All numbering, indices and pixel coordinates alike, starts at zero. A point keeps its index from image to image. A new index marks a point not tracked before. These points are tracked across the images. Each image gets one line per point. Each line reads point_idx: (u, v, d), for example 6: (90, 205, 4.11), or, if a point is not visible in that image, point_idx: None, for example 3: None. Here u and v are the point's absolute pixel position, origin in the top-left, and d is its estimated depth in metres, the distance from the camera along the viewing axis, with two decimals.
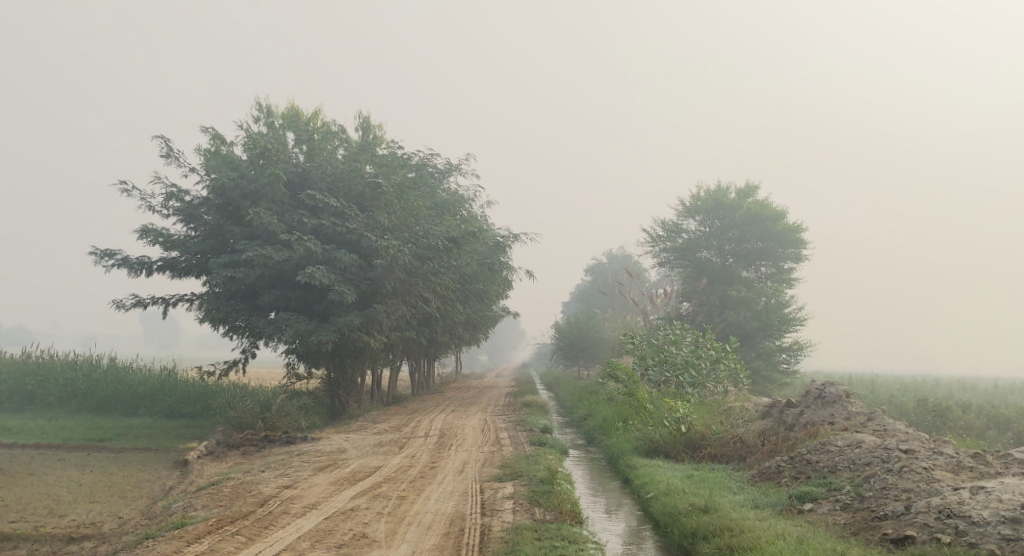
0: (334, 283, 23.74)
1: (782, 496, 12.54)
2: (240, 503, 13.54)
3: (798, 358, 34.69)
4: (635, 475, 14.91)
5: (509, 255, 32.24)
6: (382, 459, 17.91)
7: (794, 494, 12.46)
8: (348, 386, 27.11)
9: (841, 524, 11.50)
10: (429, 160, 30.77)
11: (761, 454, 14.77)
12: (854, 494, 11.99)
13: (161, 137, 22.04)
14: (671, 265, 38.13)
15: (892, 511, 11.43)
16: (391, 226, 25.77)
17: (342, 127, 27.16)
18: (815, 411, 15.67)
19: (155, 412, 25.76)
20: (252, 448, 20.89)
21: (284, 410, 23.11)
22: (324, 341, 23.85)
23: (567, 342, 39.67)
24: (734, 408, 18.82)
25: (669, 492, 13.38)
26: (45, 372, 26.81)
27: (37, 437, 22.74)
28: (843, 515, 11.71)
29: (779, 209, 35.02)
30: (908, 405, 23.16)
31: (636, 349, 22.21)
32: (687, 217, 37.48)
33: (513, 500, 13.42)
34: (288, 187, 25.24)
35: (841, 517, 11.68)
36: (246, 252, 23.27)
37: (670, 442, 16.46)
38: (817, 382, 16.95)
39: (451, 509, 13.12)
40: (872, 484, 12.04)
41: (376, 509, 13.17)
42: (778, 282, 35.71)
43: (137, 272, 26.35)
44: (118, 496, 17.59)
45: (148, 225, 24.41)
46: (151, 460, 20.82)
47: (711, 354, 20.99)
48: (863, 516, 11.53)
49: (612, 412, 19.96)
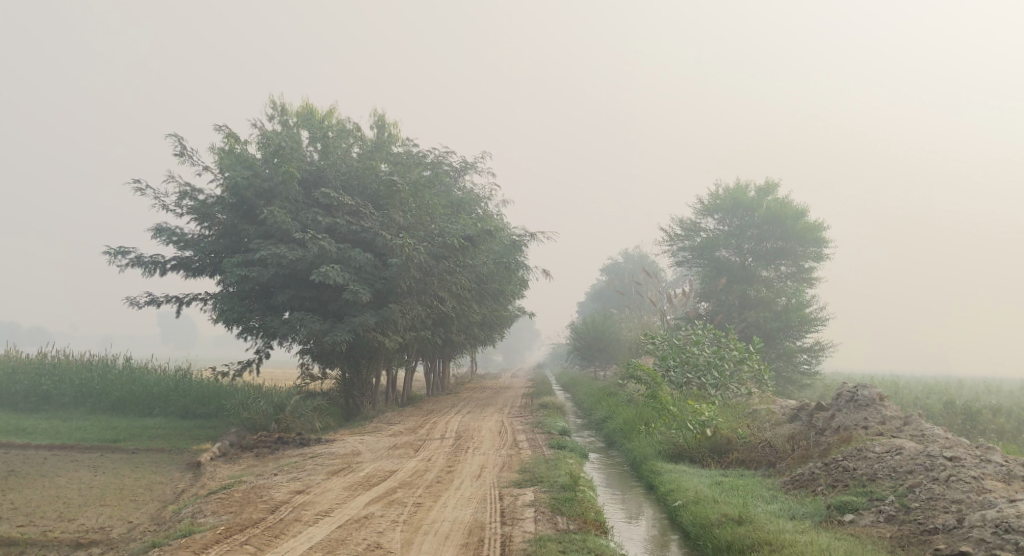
0: (349, 282, 23.31)
1: (820, 505, 11.97)
2: (251, 509, 13.06)
3: (819, 359, 33.94)
4: (661, 480, 14.34)
5: (525, 254, 31.71)
6: (397, 462, 17.41)
7: (833, 504, 11.87)
8: (363, 387, 26.66)
9: (888, 538, 10.93)
10: (444, 157, 30.28)
11: (793, 460, 14.20)
12: (899, 505, 11.40)
13: (176, 134, 21.99)
14: (689, 265, 37.54)
15: (943, 524, 10.84)
16: (406, 224, 25.30)
17: (356, 125, 26.76)
18: (847, 414, 15.04)
19: (170, 412, 25.40)
20: (266, 449, 20.45)
21: (298, 411, 22.68)
22: (339, 342, 23.41)
23: (583, 342, 39.16)
24: (760, 410, 18.22)
25: (698, 501, 12.81)
26: (60, 371, 26.49)
27: (50, 438, 22.38)
28: (887, 528, 11.13)
29: (800, 208, 34.31)
30: (937, 407, 22.42)
31: (656, 350, 21.65)
32: (706, 216, 36.85)
33: (535, 508, 12.87)
34: (302, 186, 24.84)
35: (886, 530, 11.10)
36: (260, 251, 22.88)
37: (695, 446, 15.89)
38: (847, 384, 16.29)
39: (470, 517, 12.60)
40: (917, 494, 11.45)
41: (391, 517, 12.66)
42: (799, 282, 34.84)
43: (151, 271, 26.02)
44: (129, 500, 17.17)
45: (161, 223, 24.05)
46: (164, 462, 20.42)
47: (734, 355, 20.38)
48: (911, 530, 10.95)
49: (633, 415, 19.39)
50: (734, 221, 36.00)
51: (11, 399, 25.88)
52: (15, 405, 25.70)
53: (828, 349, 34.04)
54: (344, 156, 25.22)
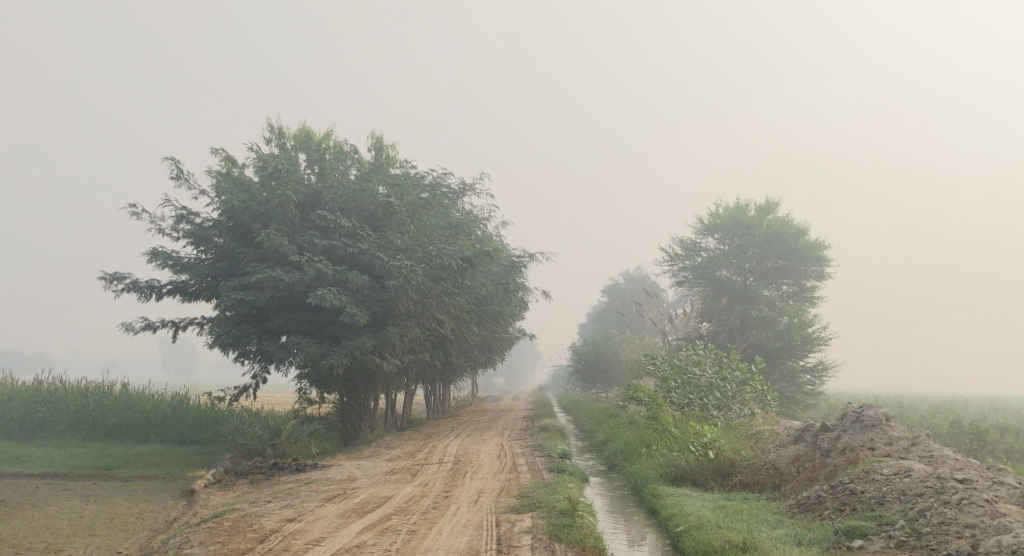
0: (346, 305, 22.99)
1: (827, 530, 11.57)
2: (239, 539, 12.66)
3: (823, 380, 33.52)
4: (663, 505, 13.92)
5: (524, 275, 31.38)
6: (393, 488, 17.01)
7: (841, 529, 11.47)
8: (361, 410, 26.24)
9: None
10: (442, 179, 30.03)
11: (798, 483, 13.82)
12: (909, 530, 11.02)
13: (173, 158, 21.44)
14: (690, 284, 37.19)
15: (956, 550, 10.49)
16: (404, 246, 24.98)
17: (353, 147, 26.54)
18: (853, 435, 14.65)
19: (166, 438, 25.00)
20: (260, 476, 20.04)
21: (294, 436, 22.27)
22: (335, 365, 23.02)
23: (584, 364, 38.77)
24: (764, 432, 17.81)
25: (701, 526, 12.40)
26: (56, 398, 26.09)
27: (43, 466, 21.97)
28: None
29: (800, 226, 34.01)
30: (944, 427, 22.01)
31: (657, 371, 21.28)
32: (706, 235, 36.55)
33: (532, 535, 12.47)
34: (299, 209, 24.60)
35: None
36: (256, 274, 22.57)
37: (697, 469, 15.50)
38: (853, 404, 15.90)
39: (465, 546, 12.20)
40: (928, 518, 11.07)
41: (384, 546, 12.25)
42: (801, 300, 34.59)
43: (146, 296, 25.72)
44: (118, 529, 16.77)
45: (157, 247, 23.77)
46: (158, 490, 20.01)
47: (736, 376, 19.94)
48: None
49: (634, 438, 18.99)
50: (735, 241, 35.71)
51: (5, 426, 25.47)
52: (9, 432, 25.30)
53: (831, 369, 33.64)
54: (341, 178, 24.97)
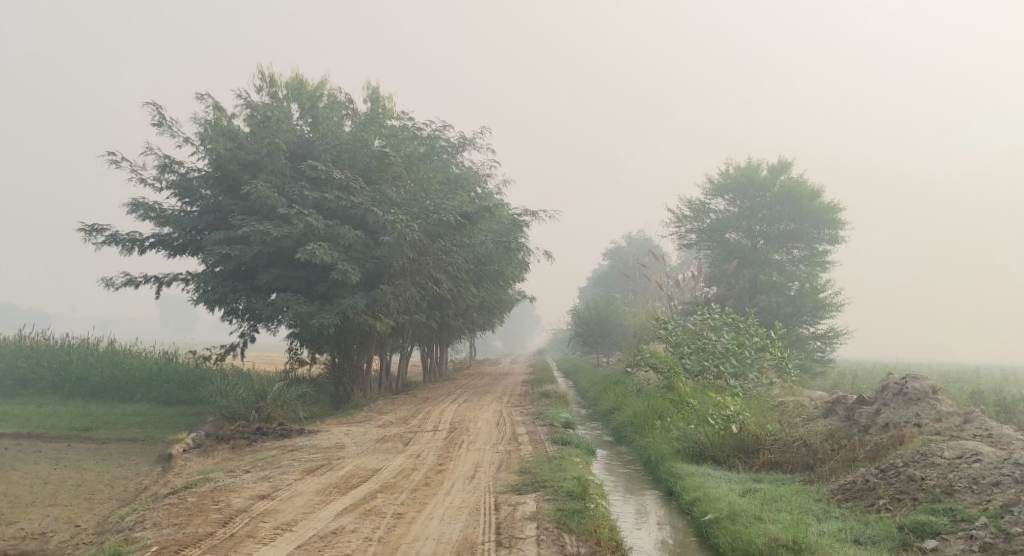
0: (337, 262, 21.26)
1: (890, 527, 10.08)
2: (200, 522, 11.13)
3: (833, 347, 32.01)
4: (684, 487, 12.36)
5: (526, 235, 29.68)
6: (382, 459, 15.44)
7: (907, 526, 9.98)
8: (353, 373, 24.58)
9: None
10: (440, 131, 28.17)
11: (837, 463, 12.29)
12: (996, 530, 9.51)
13: (154, 104, 19.49)
14: (697, 247, 35.45)
15: None
16: (400, 200, 23.24)
17: (348, 95, 24.66)
18: (895, 410, 13.03)
19: (152, 398, 23.48)
20: (243, 442, 18.45)
21: (281, 399, 20.61)
22: (326, 326, 21.37)
23: (585, 328, 37.11)
24: (789, 403, 16.18)
25: (735, 518, 10.86)
26: (38, 354, 24.45)
27: (18, 425, 20.42)
28: None
29: (815, 187, 32.16)
30: (970, 395, 20.33)
31: (668, 335, 19.67)
32: (716, 196, 34.71)
33: (537, 524, 10.93)
34: (290, 159, 22.81)
35: None
36: (242, 227, 20.81)
37: (718, 445, 13.96)
38: (893, 374, 14.17)
39: (458, 535, 10.67)
40: (1016, 516, 9.57)
41: (364, 533, 10.73)
42: (813, 265, 32.84)
43: (128, 248, 23.98)
44: (84, 499, 15.26)
45: (138, 199, 21.99)
46: (134, 454, 18.48)
47: (755, 342, 18.11)
48: None
49: (645, 407, 17.50)
50: (745, 202, 33.92)
51: None
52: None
53: (842, 336, 32.10)
54: (335, 128, 23.14)
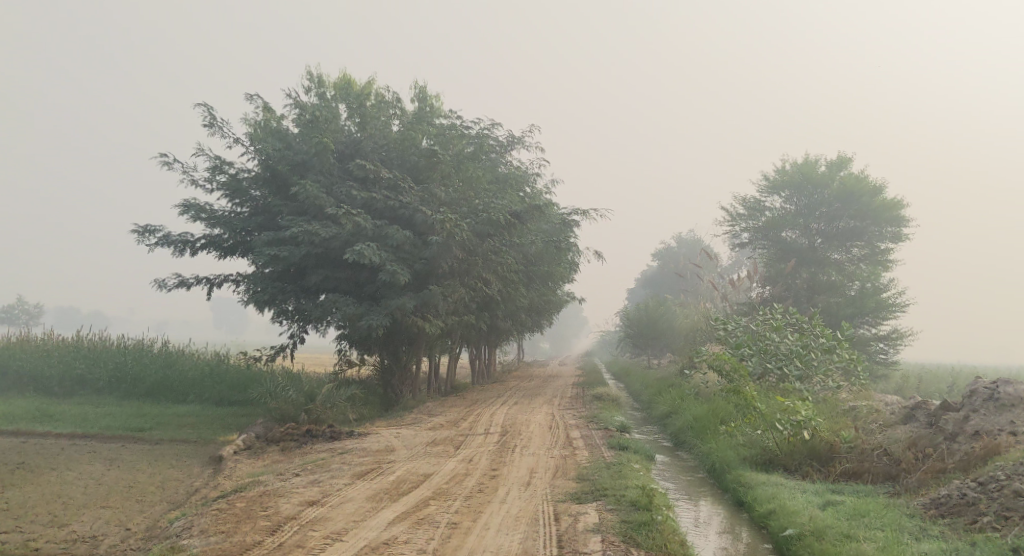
0: (386, 262, 20.72)
1: (996, 548, 9.23)
2: (248, 531, 10.66)
3: (898, 348, 30.82)
4: (756, 498, 11.59)
5: (576, 235, 29.01)
6: (433, 463, 14.87)
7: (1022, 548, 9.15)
8: (402, 374, 24.10)
9: None
10: (489, 130, 27.66)
11: (925, 476, 11.44)
12: None
13: (204, 105, 18.93)
14: (751, 245, 34.41)
15: None
16: (448, 199, 22.67)
17: (395, 94, 24.25)
18: (986, 417, 12.13)
19: (204, 399, 23.25)
20: (293, 444, 18.00)
21: (330, 402, 20.14)
22: (375, 327, 20.86)
23: (636, 328, 36.24)
24: (862, 408, 15.28)
25: (821, 535, 10.11)
26: (93, 354, 24.32)
27: (73, 426, 20.24)
28: None
29: (876, 183, 30.91)
30: None
31: (728, 336, 18.83)
32: (771, 193, 33.64)
33: (602, 537, 10.26)
34: (338, 159, 22.43)
35: None
36: (291, 228, 20.39)
37: (789, 453, 13.17)
38: (980, 378, 13.22)
39: (518, 548, 10.05)
40: None
41: (418, 545, 10.15)
42: (874, 264, 31.65)
43: (180, 249, 23.77)
44: (135, 501, 14.92)
45: (189, 200, 21.76)
46: (185, 455, 18.15)
47: (820, 344, 17.21)
48: None
49: (707, 412, 16.69)
50: (802, 200, 32.79)
51: (41, 383, 23.75)
52: (45, 388, 23.58)
53: (906, 336, 30.92)
54: (383, 127, 22.69)
